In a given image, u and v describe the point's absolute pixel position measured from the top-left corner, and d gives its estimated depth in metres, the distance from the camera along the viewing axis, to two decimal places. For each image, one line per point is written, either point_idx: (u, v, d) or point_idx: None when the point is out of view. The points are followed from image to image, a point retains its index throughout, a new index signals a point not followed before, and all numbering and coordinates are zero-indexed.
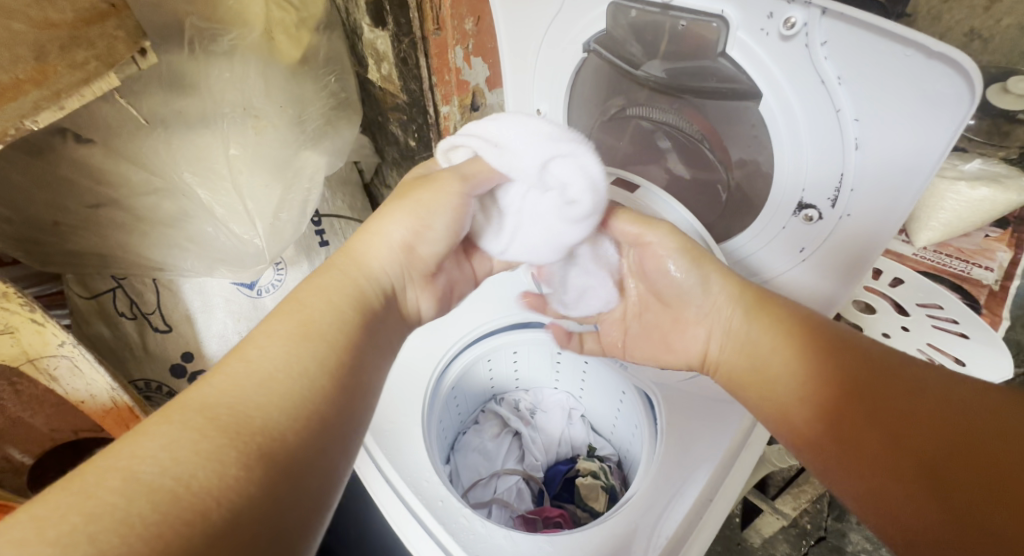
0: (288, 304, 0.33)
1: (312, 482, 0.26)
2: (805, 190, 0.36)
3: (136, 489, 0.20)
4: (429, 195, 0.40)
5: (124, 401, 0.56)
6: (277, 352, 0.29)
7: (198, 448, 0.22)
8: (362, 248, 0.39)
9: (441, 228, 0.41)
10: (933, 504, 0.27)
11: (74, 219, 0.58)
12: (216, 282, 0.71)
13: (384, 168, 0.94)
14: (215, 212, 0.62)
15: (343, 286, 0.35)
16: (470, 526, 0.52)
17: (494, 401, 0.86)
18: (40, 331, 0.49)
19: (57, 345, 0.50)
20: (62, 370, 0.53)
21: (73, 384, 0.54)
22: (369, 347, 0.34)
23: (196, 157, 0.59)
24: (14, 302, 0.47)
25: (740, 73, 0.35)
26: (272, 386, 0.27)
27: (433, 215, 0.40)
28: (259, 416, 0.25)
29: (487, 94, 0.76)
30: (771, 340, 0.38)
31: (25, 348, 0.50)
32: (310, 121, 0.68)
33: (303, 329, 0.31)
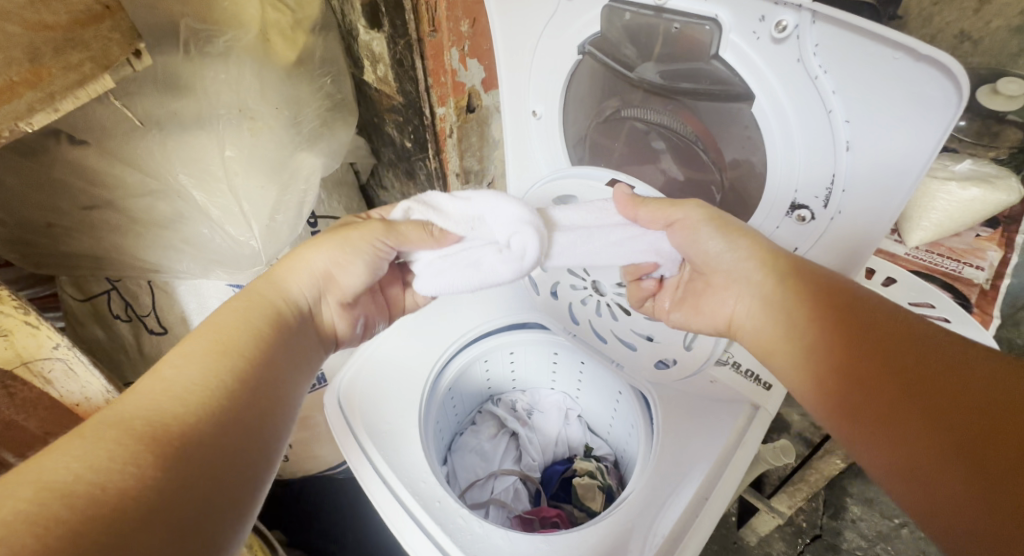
0: (200, 330, 0.36)
1: (228, 481, 0.29)
2: (797, 191, 0.37)
3: (57, 494, 0.23)
4: (356, 237, 0.43)
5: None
6: (191, 371, 0.32)
7: (116, 455, 0.25)
8: (282, 275, 0.43)
9: (358, 265, 0.44)
10: (957, 477, 0.25)
11: (68, 221, 0.58)
12: (211, 284, 0.71)
13: (380, 169, 0.94)
14: (210, 214, 0.62)
15: (262, 308, 0.40)
16: (467, 527, 0.53)
17: (491, 402, 0.86)
18: (34, 334, 0.48)
19: (52, 348, 0.50)
20: (57, 373, 0.52)
21: (69, 387, 0.54)
22: (282, 359, 0.38)
23: (191, 159, 0.59)
24: (9, 305, 0.46)
25: (733, 75, 0.35)
26: (184, 398, 0.31)
27: (352, 255, 0.43)
28: (171, 425, 0.29)
29: (483, 95, 0.76)
30: (799, 306, 0.36)
31: (20, 351, 0.49)
32: (306, 122, 0.68)
33: (218, 350, 0.35)
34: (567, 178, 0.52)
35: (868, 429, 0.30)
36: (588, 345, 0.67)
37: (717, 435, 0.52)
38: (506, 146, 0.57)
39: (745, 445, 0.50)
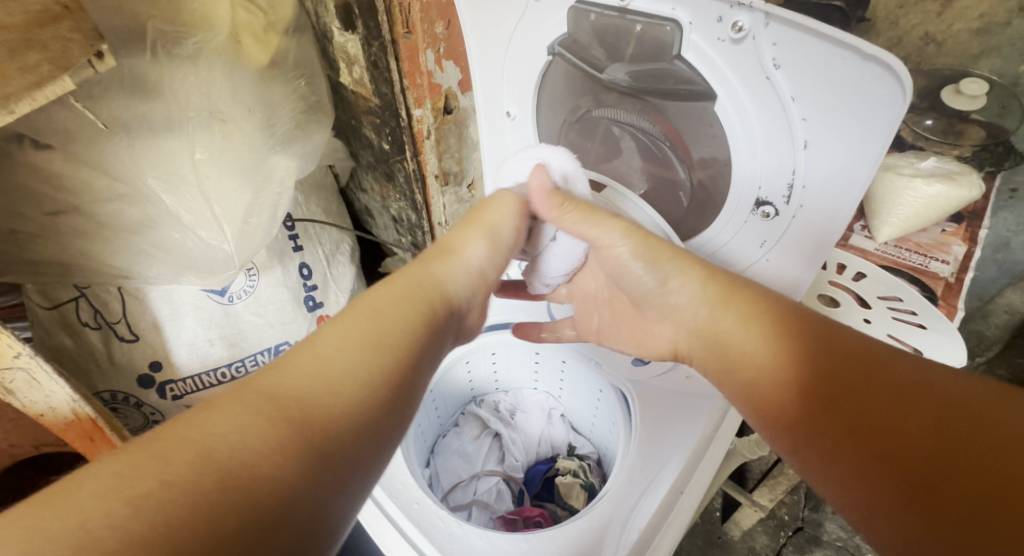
0: (355, 309, 0.36)
1: (353, 478, 0.29)
2: (761, 188, 0.37)
3: (198, 468, 0.23)
4: (496, 221, 0.45)
5: (86, 414, 0.55)
6: (345, 354, 0.32)
7: (268, 440, 0.26)
8: (456, 262, 0.43)
9: (504, 250, 0.46)
10: (908, 505, 0.27)
11: (32, 227, 0.57)
12: (184, 290, 0.70)
13: (359, 172, 0.94)
14: (181, 218, 0.61)
15: (420, 303, 0.39)
16: (447, 527, 0.52)
17: (474, 404, 0.86)
18: None
19: (13, 357, 0.48)
20: (19, 383, 0.51)
21: (32, 397, 0.53)
22: (425, 359, 0.37)
23: (160, 162, 0.58)
24: None
25: (696, 75, 0.36)
26: (340, 387, 0.30)
27: (501, 240, 0.45)
28: (324, 419, 0.28)
29: (460, 97, 0.76)
30: (737, 329, 0.39)
31: None
32: (280, 125, 0.67)
33: (376, 337, 0.34)
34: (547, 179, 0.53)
35: (819, 465, 0.32)
36: (568, 344, 0.67)
37: (691, 429, 0.53)
38: (482, 147, 0.58)
39: (718, 442, 0.51)
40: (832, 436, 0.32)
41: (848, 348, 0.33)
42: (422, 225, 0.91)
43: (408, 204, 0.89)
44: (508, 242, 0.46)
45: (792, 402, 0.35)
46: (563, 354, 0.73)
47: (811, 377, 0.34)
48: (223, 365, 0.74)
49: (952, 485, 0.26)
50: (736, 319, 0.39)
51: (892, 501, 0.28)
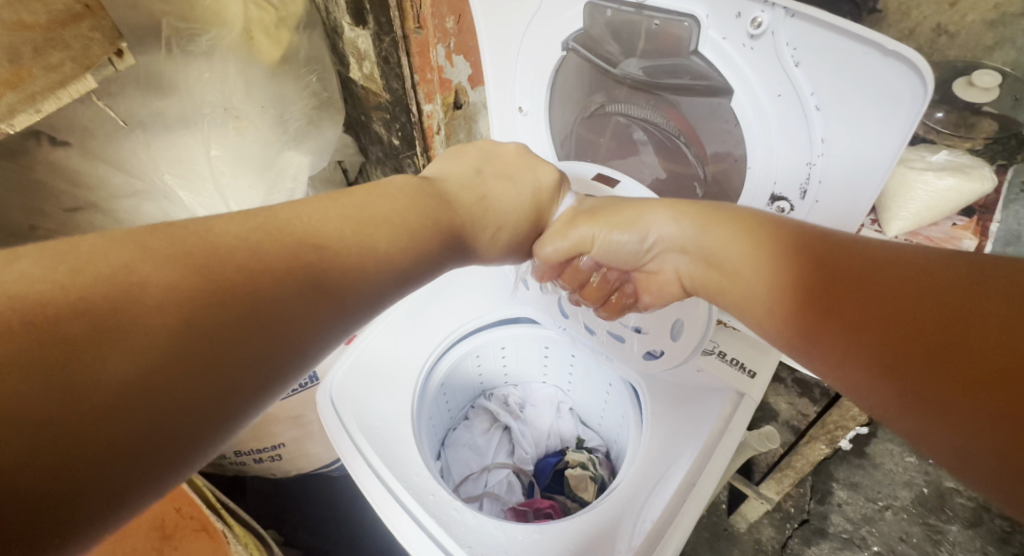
0: (344, 202, 0.33)
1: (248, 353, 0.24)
2: (776, 182, 0.38)
3: (94, 289, 0.21)
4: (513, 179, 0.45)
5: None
6: (317, 228, 0.30)
7: (163, 294, 0.23)
8: (493, 186, 0.44)
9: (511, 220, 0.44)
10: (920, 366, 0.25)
11: (51, 224, 0.57)
12: None
13: (367, 167, 0.95)
14: (197, 215, 0.63)
15: (425, 209, 0.37)
16: (462, 519, 0.53)
17: (483, 397, 0.87)
18: None
19: None
20: None
21: None
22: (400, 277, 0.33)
23: (176, 160, 0.59)
24: None
25: (712, 71, 0.36)
26: (260, 261, 0.26)
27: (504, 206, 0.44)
28: (239, 287, 0.25)
29: (470, 92, 0.76)
30: (733, 241, 0.38)
31: None
32: (292, 120, 0.68)
33: (356, 228, 0.32)
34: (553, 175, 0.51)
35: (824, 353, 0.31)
36: (579, 339, 0.68)
37: (702, 423, 0.53)
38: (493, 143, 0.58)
39: (731, 430, 0.51)
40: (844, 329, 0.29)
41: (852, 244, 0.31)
42: None
43: None
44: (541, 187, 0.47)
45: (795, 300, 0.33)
46: (573, 348, 0.74)
47: (810, 277, 0.32)
48: None
49: (980, 350, 0.23)
50: (726, 237, 0.38)
51: (915, 382, 0.25)
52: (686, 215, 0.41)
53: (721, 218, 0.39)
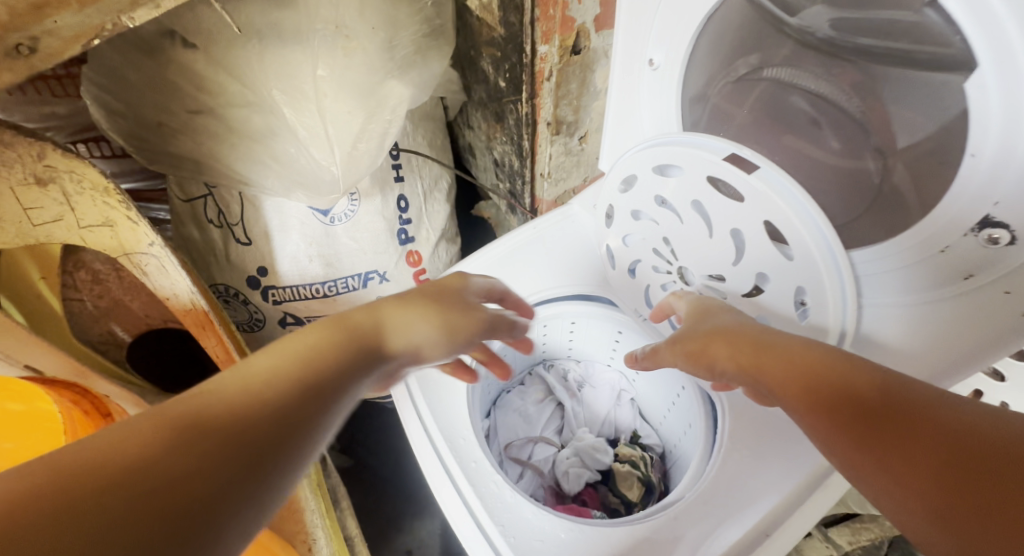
0: (273, 348, 0.32)
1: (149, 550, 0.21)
2: (997, 204, 0.29)
3: None
4: (420, 301, 0.42)
5: (199, 306, 0.57)
6: (238, 380, 0.29)
7: (18, 507, 0.20)
8: (391, 304, 0.40)
9: (415, 326, 0.39)
10: None
11: (175, 122, 0.59)
12: (295, 205, 0.71)
13: (468, 108, 0.94)
14: (298, 134, 0.61)
15: (351, 341, 0.35)
16: (499, 494, 0.51)
17: (542, 367, 0.84)
18: (133, 229, 0.52)
19: (147, 244, 0.53)
20: (152, 266, 0.56)
21: (162, 279, 0.58)
22: (315, 393, 0.30)
23: (286, 75, 0.57)
24: (114, 198, 0.50)
25: (954, 35, 0.28)
26: (152, 436, 0.24)
27: (410, 317, 0.40)
28: (124, 468, 0.22)
29: (593, 35, 0.67)
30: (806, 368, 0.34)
31: (123, 241, 0.54)
32: (401, 47, 0.64)
33: (278, 369, 0.30)
34: (675, 146, 0.43)
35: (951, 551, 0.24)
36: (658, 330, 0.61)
37: (793, 466, 0.46)
38: (609, 97, 0.51)
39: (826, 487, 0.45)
40: (914, 493, 0.26)
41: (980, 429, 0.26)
42: (522, 173, 0.89)
43: (513, 150, 0.86)
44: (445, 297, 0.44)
45: (907, 478, 0.27)
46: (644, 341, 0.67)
47: (922, 458, 0.26)
48: (319, 282, 0.77)
49: None
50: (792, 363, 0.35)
51: None
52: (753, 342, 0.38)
53: (776, 348, 0.36)
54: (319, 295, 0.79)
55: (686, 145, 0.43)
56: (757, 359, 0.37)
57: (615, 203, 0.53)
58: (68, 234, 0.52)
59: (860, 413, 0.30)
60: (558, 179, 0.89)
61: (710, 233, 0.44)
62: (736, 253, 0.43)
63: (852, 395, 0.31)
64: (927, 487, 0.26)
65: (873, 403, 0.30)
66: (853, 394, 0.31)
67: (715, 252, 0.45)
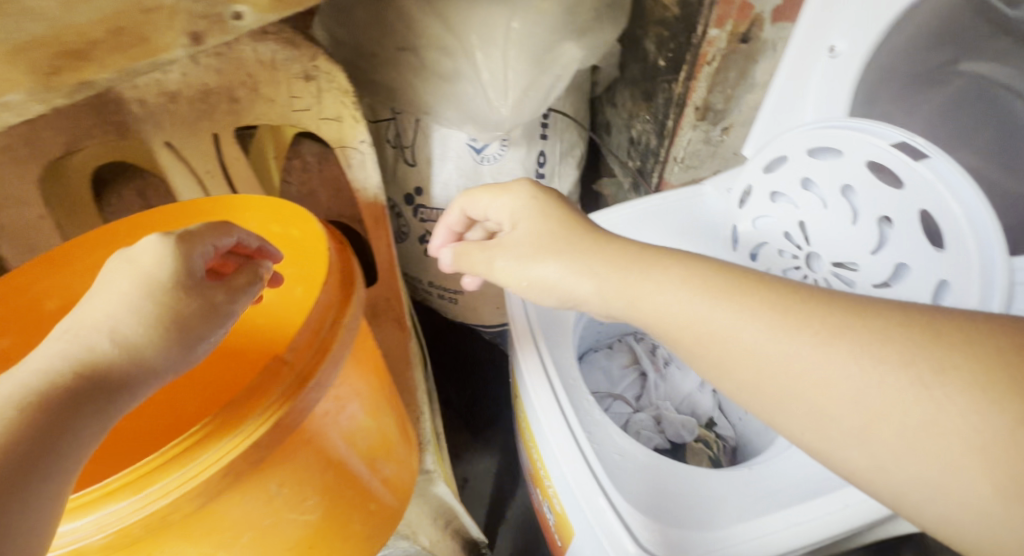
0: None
1: None
2: None
3: None
4: (107, 273, 0.31)
5: (381, 203, 0.65)
6: None
7: None
8: (68, 319, 0.29)
9: (119, 294, 0.30)
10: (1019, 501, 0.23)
11: (385, 54, 0.71)
12: (456, 139, 0.81)
13: (617, 86, 1.00)
14: (480, 76, 0.69)
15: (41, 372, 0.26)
16: (590, 411, 0.54)
17: (633, 337, 0.90)
18: (350, 124, 0.59)
19: (358, 141, 0.60)
20: (353, 163, 0.63)
21: (357, 177, 0.64)
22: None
23: (484, 25, 0.65)
24: (348, 99, 0.57)
25: None
26: None
27: (107, 288, 0.30)
28: None
29: (768, 25, 0.70)
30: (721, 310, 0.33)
31: (338, 134, 0.60)
32: (583, 13, 0.68)
33: None
34: (840, 128, 0.46)
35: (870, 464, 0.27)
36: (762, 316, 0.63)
37: None
38: (776, 79, 0.54)
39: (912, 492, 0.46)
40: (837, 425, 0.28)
41: (853, 348, 0.29)
42: (658, 153, 0.92)
43: (654, 128, 0.90)
44: (177, 263, 0.32)
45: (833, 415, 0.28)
46: None
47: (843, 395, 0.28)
48: None
49: None
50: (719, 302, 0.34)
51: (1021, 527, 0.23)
52: (613, 270, 0.38)
53: (650, 289, 0.36)
54: None
55: (858, 129, 0.45)
56: (630, 272, 0.38)
57: (756, 183, 0.56)
58: (310, 122, 0.59)
59: (793, 364, 0.30)
60: (690, 166, 0.93)
61: (856, 220, 0.46)
62: (881, 239, 0.45)
63: (781, 342, 0.31)
64: (849, 416, 0.28)
65: (794, 342, 0.30)
66: (777, 340, 0.31)
67: (856, 238, 0.47)
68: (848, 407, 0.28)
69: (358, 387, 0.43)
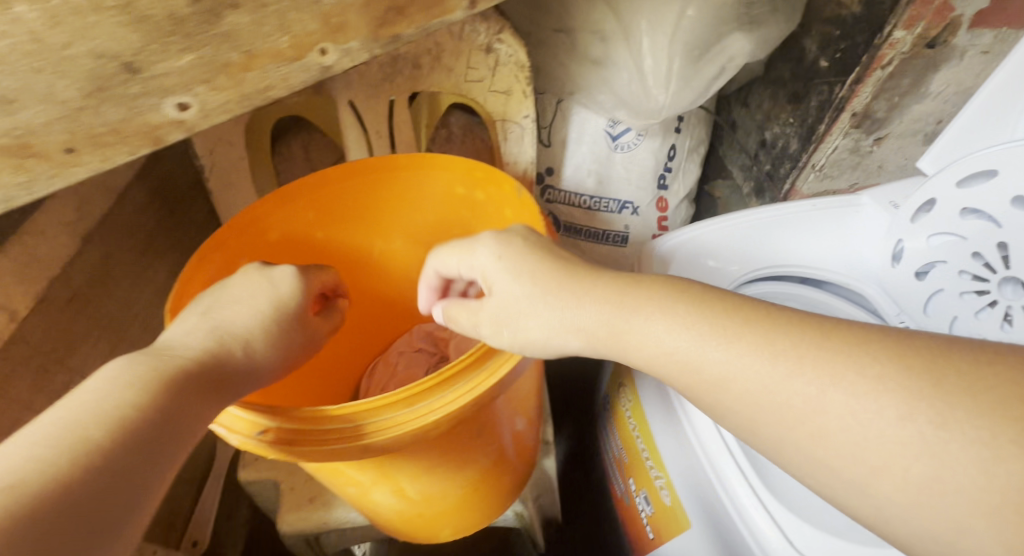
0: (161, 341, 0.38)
1: (126, 478, 0.27)
2: None
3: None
4: (248, 273, 0.46)
5: (529, 177, 0.67)
6: (135, 364, 0.33)
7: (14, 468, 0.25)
8: (227, 294, 0.43)
9: (255, 294, 0.44)
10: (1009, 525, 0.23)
11: (541, 35, 0.74)
12: (594, 125, 0.82)
13: (754, 86, 0.97)
14: (641, 62, 0.69)
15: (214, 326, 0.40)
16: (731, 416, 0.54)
17: None
18: (519, 99, 0.62)
19: (522, 116, 0.63)
20: (511, 137, 0.65)
21: (511, 151, 0.66)
22: (176, 433, 0.31)
23: (656, 12, 0.66)
24: (524, 75, 0.60)
25: None
26: (116, 397, 0.30)
27: (246, 287, 0.44)
28: (98, 433, 0.28)
29: (962, 32, 0.66)
30: (697, 355, 0.34)
31: (504, 108, 0.63)
32: (759, 4, 0.66)
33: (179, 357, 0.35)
34: None
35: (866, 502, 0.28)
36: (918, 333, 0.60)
37: None
38: (989, 88, 0.51)
39: None
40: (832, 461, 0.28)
41: (837, 401, 0.28)
42: (797, 158, 0.86)
43: (797, 133, 0.85)
44: (294, 297, 0.46)
45: (818, 451, 0.29)
46: None
47: (817, 438, 0.29)
48: (587, 196, 0.88)
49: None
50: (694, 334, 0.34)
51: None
52: (597, 315, 0.39)
53: (639, 337, 0.37)
54: (582, 207, 0.90)
55: None
56: (621, 307, 0.38)
57: (944, 198, 0.53)
58: (479, 94, 0.62)
59: (782, 402, 0.30)
60: (827, 175, 0.86)
61: None
62: None
63: (775, 390, 0.31)
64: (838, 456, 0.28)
65: (789, 390, 0.30)
66: (771, 388, 0.31)
67: None
68: (842, 453, 0.28)
69: (523, 394, 0.50)
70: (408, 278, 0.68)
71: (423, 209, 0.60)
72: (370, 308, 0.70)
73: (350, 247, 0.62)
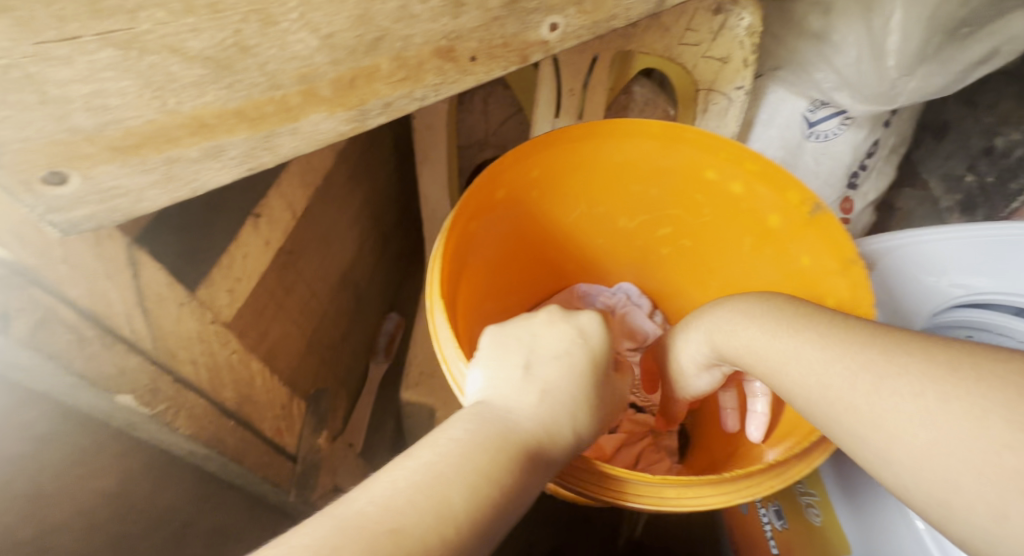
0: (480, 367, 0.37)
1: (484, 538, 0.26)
2: None
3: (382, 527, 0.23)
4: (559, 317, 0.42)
5: None
6: (486, 411, 0.32)
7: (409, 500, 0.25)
8: (544, 334, 0.40)
9: (566, 347, 0.39)
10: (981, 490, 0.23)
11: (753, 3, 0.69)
12: (791, 107, 0.75)
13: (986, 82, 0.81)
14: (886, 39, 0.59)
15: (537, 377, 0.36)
16: None
17: None
18: (733, 70, 0.60)
19: (734, 86, 0.61)
20: (713, 108, 0.64)
21: (707, 122, 0.65)
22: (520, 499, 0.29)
23: None
24: (751, 39, 0.57)
25: None
26: (476, 444, 0.29)
27: (554, 333, 0.40)
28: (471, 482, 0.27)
29: None
30: (760, 343, 0.38)
31: (715, 75, 0.61)
32: None
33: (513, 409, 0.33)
34: None
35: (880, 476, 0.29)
36: None
37: None
38: None
39: None
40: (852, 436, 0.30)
41: (858, 383, 0.30)
42: None
43: None
44: (599, 356, 0.40)
45: (842, 429, 0.31)
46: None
47: (840, 416, 0.31)
48: None
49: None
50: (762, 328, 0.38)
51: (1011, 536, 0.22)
52: (698, 329, 0.46)
53: (732, 333, 0.41)
54: None
55: None
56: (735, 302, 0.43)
57: None
58: (691, 59, 0.61)
59: (832, 392, 0.31)
60: None
61: None
62: None
63: (817, 377, 0.32)
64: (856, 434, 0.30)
65: (830, 375, 0.32)
66: (815, 379, 0.32)
67: None
68: (878, 431, 0.28)
69: None
70: (593, 243, 0.70)
71: (657, 183, 0.61)
72: (548, 275, 0.72)
73: (559, 213, 0.63)
